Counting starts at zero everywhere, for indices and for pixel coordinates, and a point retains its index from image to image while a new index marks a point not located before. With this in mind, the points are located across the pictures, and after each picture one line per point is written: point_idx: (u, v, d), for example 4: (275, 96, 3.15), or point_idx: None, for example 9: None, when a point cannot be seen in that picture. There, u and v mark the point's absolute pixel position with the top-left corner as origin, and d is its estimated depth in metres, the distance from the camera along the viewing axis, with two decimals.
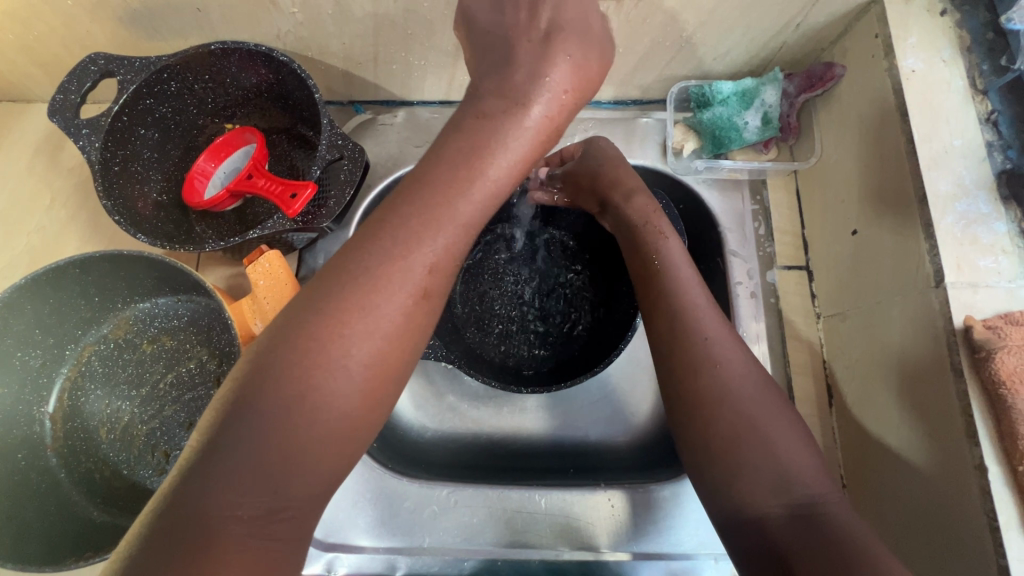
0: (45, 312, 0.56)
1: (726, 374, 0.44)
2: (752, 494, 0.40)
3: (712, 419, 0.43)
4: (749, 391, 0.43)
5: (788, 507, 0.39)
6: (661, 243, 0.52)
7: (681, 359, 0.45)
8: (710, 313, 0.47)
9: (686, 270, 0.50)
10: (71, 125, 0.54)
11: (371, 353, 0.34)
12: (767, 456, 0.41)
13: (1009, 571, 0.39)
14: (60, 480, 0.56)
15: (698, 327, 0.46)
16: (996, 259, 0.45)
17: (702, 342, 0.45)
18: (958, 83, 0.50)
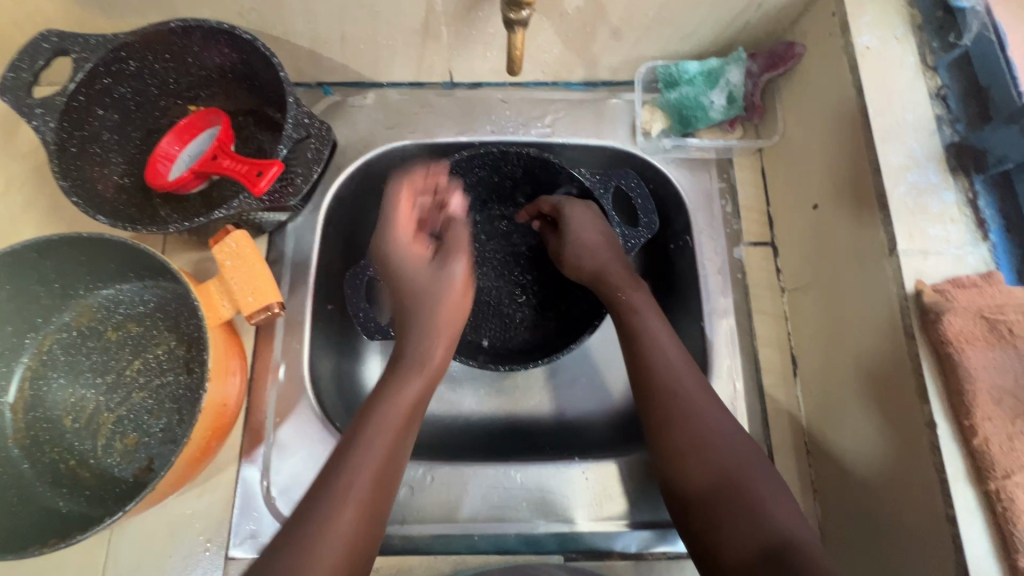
0: (1, 300, 0.54)
1: (700, 426, 0.49)
2: (730, 542, 0.43)
3: (693, 472, 0.47)
4: (730, 445, 0.48)
5: (759, 552, 0.41)
6: (637, 315, 0.57)
7: (659, 418, 0.51)
8: (690, 375, 0.53)
9: (667, 336, 0.56)
10: (23, 104, 0.52)
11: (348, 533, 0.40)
12: (743, 508, 0.44)
13: (956, 519, 0.41)
14: (24, 471, 0.55)
15: (672, 388, 0.52)
16: (945, 228, 0.47)
17: (682, 403, 0.51)
18: (910, 61, 0.51)
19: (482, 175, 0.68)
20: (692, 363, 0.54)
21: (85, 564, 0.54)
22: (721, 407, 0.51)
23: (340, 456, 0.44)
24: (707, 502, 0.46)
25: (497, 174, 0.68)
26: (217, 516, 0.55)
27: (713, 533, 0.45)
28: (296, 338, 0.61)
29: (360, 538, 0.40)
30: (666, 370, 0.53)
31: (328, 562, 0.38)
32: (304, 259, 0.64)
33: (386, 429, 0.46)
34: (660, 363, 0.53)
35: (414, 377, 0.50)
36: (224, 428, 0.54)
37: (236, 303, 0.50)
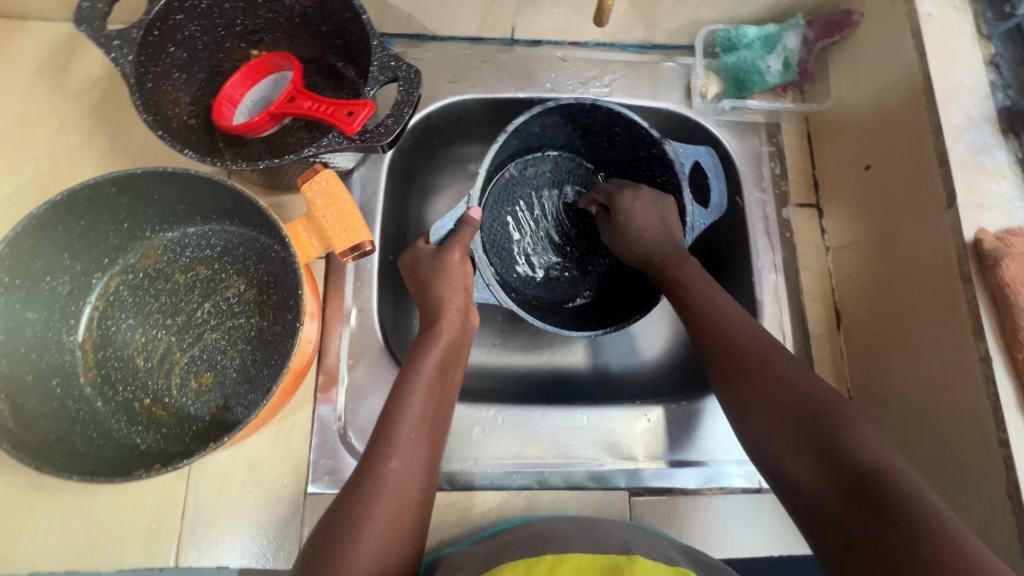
0: (74, 236, 0.54)
1: (767, 373, 0.48)
2: (804, 478, 0.43)
3: (759, 420, 0.47)
4: (804, 385, 0.46)
5: (838, 487, 0.41)
6: (683, 275, 0.58)
7: (722, 370, 0.51)
8: (745, 328, 0.52)
9: (721, 297, 0.55)
10: (100, 35, 0.51)
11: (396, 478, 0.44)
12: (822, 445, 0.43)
13: (1008, 443, 0.45)
14: (98, 409, 0.55)
15: (728, 338, 0.51)
16: (998, 183, 0.51)
17: (743, 353, 0.50)
18: (967, 29, 0.55)
19: (558, 125, 0.67)
20: (752, 320, 0.53)
21: (165, 499, 0.54)
22: (794, 356, 0.50)
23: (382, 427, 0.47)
24: (782, 445, 0.45)
25: (572, 126, 0.67)
26: (296, 454, 0.56)
27: (786, 473, 0.45)
28: (365, 285, 0.62)
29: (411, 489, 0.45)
30: (726, 325, 0.52)
31: (389, 498, 0.43)
32: (370, 207, 0.64)
33: (421, 378, 0.50)
34: (712, 319, 0.53)
35: (420, 381, 0.50)
36: (306, 369, 0.56)
37: (326, 240, 0.52)
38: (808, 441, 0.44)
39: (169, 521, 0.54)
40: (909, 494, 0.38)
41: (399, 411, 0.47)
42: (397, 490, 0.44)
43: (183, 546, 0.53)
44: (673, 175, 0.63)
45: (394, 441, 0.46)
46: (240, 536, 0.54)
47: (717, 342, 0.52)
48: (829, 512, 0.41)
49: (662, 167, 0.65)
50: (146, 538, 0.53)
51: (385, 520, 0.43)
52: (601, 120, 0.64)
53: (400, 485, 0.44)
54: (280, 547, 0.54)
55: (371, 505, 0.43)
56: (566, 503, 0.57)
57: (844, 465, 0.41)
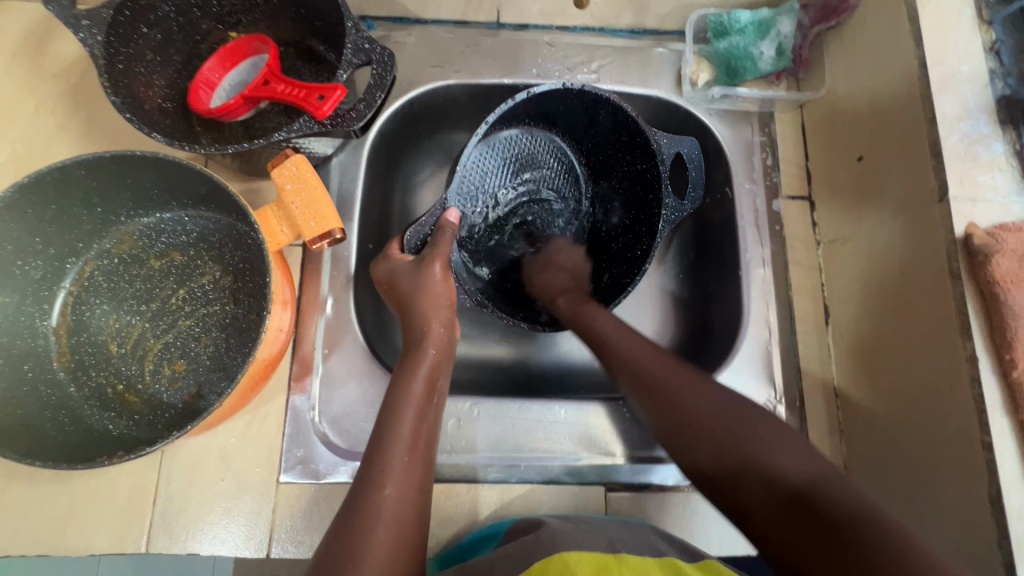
0: (45, 220, 0.53)
1: (686, 402, 0.49)
2: (755, 505, 0.43)
3: (694, 450, 0.47)
4: (712, 413, 0.47)
5: (785, 506, 0.41)
6: (592, 308, 0.58)
7: (652, 405, 0.50)
8: (653, 358, 0.52)
9: (629, 331, 0.55)
10: (69, 15, 0.50)
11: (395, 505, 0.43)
12: (755, 466, 0.44)
13: (991, 446, 0.44)
14: (71, 394, 0.54)
15: (649, 370, 0.52)
16: (993, 176, 0.49)
17: (659, 383, 0.50)
18: (967, 13, 0.52)
19: (555, 104, 0.63)
20: (663, 351, 0.54)
21: (137, 486, 0.54)
22: (707, 377, 0.51)
23: (375, 450, 0.46)
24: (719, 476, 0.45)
25: (570, 106, 0.63)
26: (269, 443, 0.56)
27: (737, 501, 0.44)
28: (342, 274, 0.61)
29: (409, 514, 0.44)
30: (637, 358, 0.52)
31: (388, 526, 0.42)
32: (349, 194, 0.63)
33: (411, 399, 0.49)
34: (628, 353, 0.53)
35: (408, 406, 0.48)
36: (278, 358, 0.55)
37: (296, 227, 0.51)
38: (739, 470, 0.44)
39: (140, 508, 0.54)
40: (849, 502, 0.40)
41: (391, 433, 0.47)
42: (396, 516, 0.43)
43: (154, 533, 0.53)
44: (654, 166, 0.61)
45: (388, 468, 0.45)
46: (212, 524, 0.54)
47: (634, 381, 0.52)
48: (777, 531, 0.41)
49: (646, 156, 0.62)
50: (118, 524, 0.53)
51: (386, 546, 0.41)
52: (600, 105, 0.61)
53: (399, 506, 0.44)
54: (251, 536, 0.54)
55: (370, 533, 0.41)
56: (540, 497, 0.57)
57: (777, 484, 0.42)
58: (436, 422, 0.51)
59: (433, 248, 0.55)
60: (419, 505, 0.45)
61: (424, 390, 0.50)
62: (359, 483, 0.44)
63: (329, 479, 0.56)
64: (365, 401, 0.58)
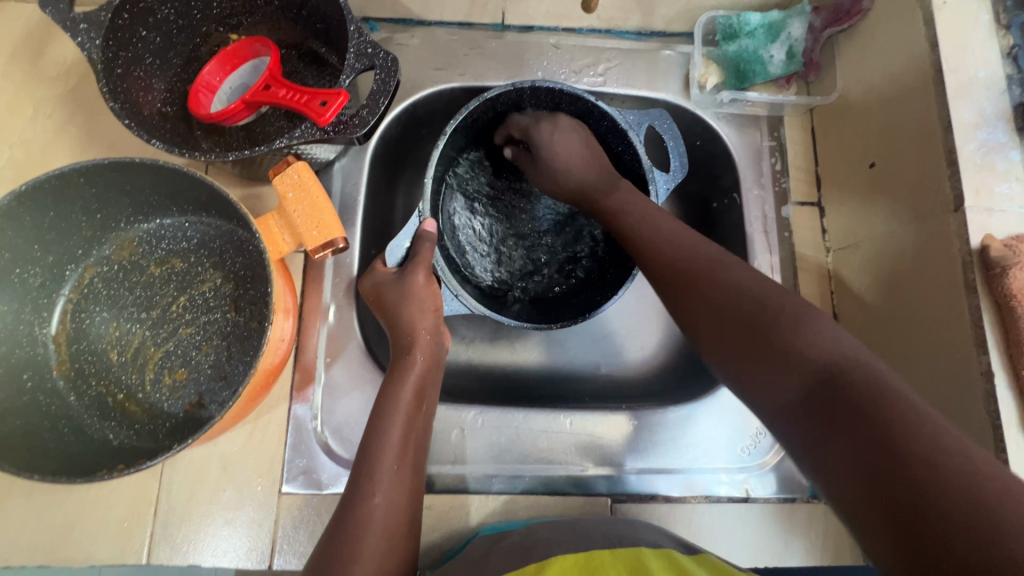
0: (44, 227, 0.52)
1: (717, 281, 0.46)
2: (769, 386, 0.41)
3: (710, 326, 0.45)
4: (749, 291, 0.44)
5: (800, 386, 0.39)
6: (620, 199, 0.55)
7: (674, 289, 0.48)
8: (687, 245, 0.50)
9: (658, 220, 0.53)
10: (66, 18, 0.49)
11: (384, 516, 0.43)
12: (780, 343, 0.41)
13: (1008, 463, 0.43)
14: (71, 404, 0.54)
15: (674, 253, 0.49)
16: (1010, 186, 0.47)
17: (687, 270, 0.48)
18: (984, 17, 0.51)
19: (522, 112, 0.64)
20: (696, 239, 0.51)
21: (138, 495, 0.54)
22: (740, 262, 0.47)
23: (364, 459, 0.46)
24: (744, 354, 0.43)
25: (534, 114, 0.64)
26: (271, 453, 0.55)
27: (749, 381, 0.42)
28: (344, 281, 0.60)
29: (398, 524, 0.43)
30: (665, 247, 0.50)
31: (377, 537, 0.42)
32: (352, 199, 0.62)
33: (400, 407, 0.48)
34: (652, 241, 0.51)
35: (396, 413, 0.48)
36: (279, 368, 0.54)
37: (298, 236, 0.50)
38: (762, 346, 0.41)
39: (141, 518, 0.53)
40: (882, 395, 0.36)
41: (379, 443, 0.46)
42: (384, 527, 0.43)
43: (155, 543, 0.53)
44: (628, 143, 0.59)
45: (376, 477, 0.44)
46: (214, 535, 0.53)
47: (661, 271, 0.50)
48: (790, 420, 0.39)
49: (619, 137, 0.60)
50: (119, 535, 0.53)
51: (373, 561, 0.41)
52: (563, 103, 0.61)
53: (389, 517, 0.43)
54: (253, 546, 0.54)
55: (359, 544, 0.41)
56: (545, 507, 0.56)
57: (803, 363, 0.39)
58: (427, 429, 0.50)
59: (414, 260, 0.54)
60: (408, 515, 0.45)
61: (415, 394, 0.49)
62: (349, 496, 0.44)
63: (331, 489, 0.55)
64: (368, 409, 0.57)
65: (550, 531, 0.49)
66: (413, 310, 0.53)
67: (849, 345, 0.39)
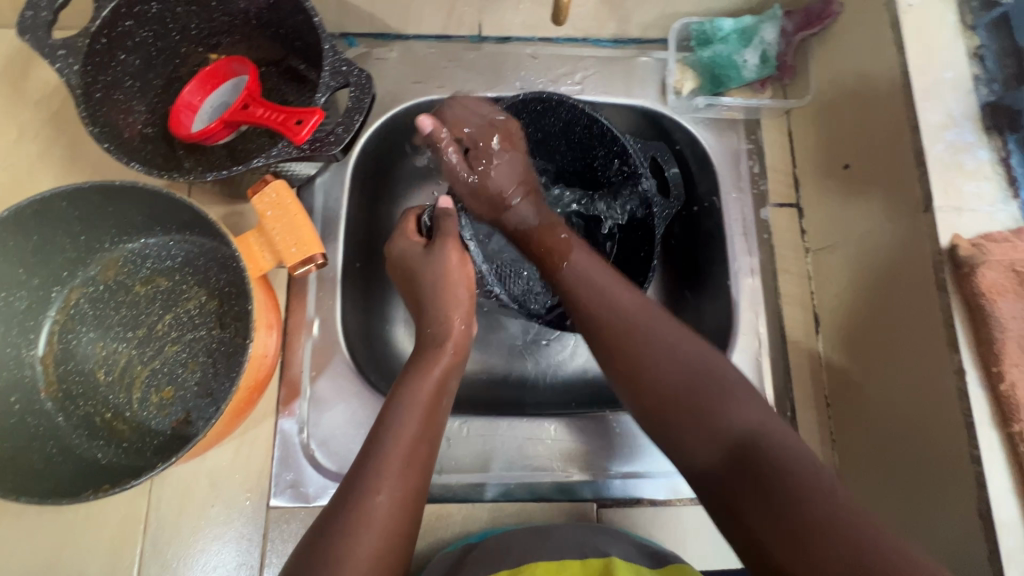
0: (28, 251, 0.53)
1: (654, 343, 0.46)
2: (693, 453, 0.43)
3: (643, 389, 0.46)
4: (700, 359, 0.45)
5: (723, 455, 0.41)
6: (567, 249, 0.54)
7: (614, 344, 0.48)
8: (653, 317, 0.48)
9: (621, 294, 0.50)
10: (45, 46, 0.50)
11: (387, 513, 0.42)
12: (707, 419, 0.43)
13: (980, 460, 0.43)
14: (59, 425, 0.54)
15: (616, 307, 0.49)
16: (979, 185, 0.48)
17: (627, 325, 0.48)
18: (950, 19, 0.51)
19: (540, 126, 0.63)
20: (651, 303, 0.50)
21: (127, 513, 0.54)
22: (679, 324, 0.48)
23: (373, 447, 0.45)
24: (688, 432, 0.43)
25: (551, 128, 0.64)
26: (258, 467, 0.56)
27: (675, 445, 0.44)
28: (328, 295, 0.61)
29: (401, 520, 0.42)
30: (612, 309, 0.49)
31: (376, 532, 0.41)
32: (334, 214, 0.63)
33: (418, 398, 0.48)
34: (595, 299, 0.50)
35: (414, 404, 0.47)
36: (263, 383, 0.55)
37: (278, 253, 0.51)
38: (703, 421, 0.43)
39: (130, 536, 0.54)
40: (793, 471, 0.39)
41: (391, 433, 0.45)
42: (386, 525, 0.41)
43: (145, 560, 0.53)
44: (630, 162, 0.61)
45: (384, 471, 0.43)
46: (203, 550, 0.54)
47: (608, 333, 0.48)
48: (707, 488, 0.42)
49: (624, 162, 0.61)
50: (108, 553, 0.53)
51: (369, 556, 0.40)
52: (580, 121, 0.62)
53: (392, 513, 0.42)
54: (243, 561, 0.54)
55: (355, 540, 0.40)
56: (531, 515, 0.57)
57: (719, 437, 0.42)
58: (443, 422, 0.50)
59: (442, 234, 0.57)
60: (413, 515, 0.43)
61: (432, 387, 0.49)
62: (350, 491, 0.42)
63: (319, 502, 0.56)
64: (354, 421, 0.58)
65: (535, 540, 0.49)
66: (446, 296, 0.55)
67: (762, 421, 0.42)
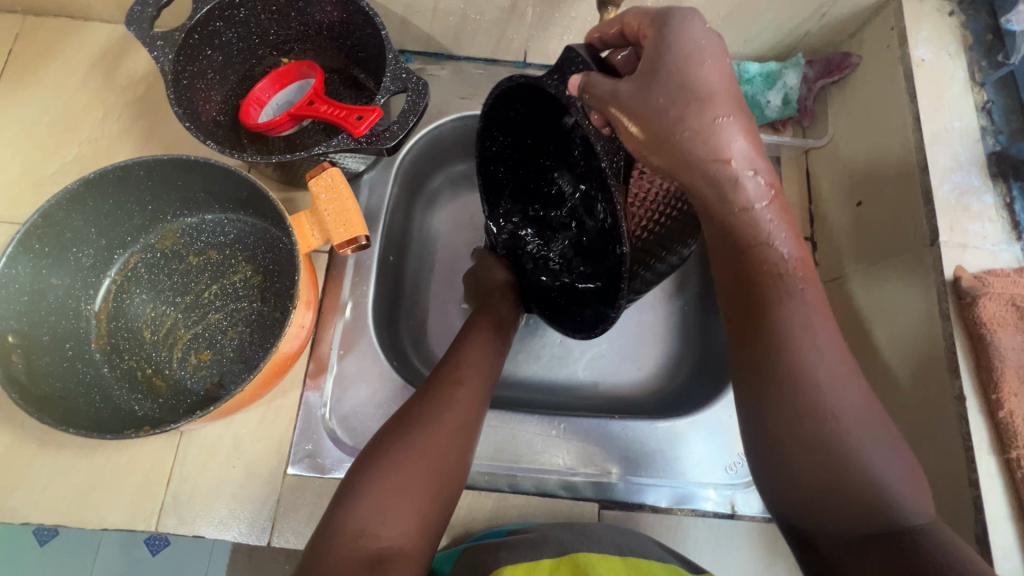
0: (102, 213, 0.59)
1: (827, 390, 0.39)
2: (834, 520, 0.38)
3: (786, 438, 0.39)
4: (848, 417, 0.39)
5: (870, 532, 0.37)
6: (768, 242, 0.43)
7: (770, 373, 0.40)
8: (821, 349, 0.40)
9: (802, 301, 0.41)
10: (146, 35, 0.56)
11: (466, 400, 0.50)
12: (871, 484, 0.38)
13: (978, 483, 0.45)
14: (104, 375, 0.58)
15: (802, 343, 0.40)
16: (983, 226, 0.51)
17: (795, 365, 0.39)
18: (959, 75, 0.56)
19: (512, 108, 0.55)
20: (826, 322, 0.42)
21: (154, 465, 0.57)
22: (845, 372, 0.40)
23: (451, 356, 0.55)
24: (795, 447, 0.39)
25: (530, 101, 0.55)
26: (280, 437, 0.59)
27: (805, 510, 0.39)
28: (363, 281, 0.65)
29: (473, 408, 0.50)
30: (792, 350, 0.40)
31: (456, 408, 0.49)
32: (376, 207, 0.68)
33: (486, 328, 0.58)
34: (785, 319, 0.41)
35: (484, 329, 0.58)
36: (296, 356, 0.58)
37: (327, 232, 0.56)
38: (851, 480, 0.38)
39: (154, 487, 0.57)
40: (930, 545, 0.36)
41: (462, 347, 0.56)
42: (467, 403, 0.50)
43: (165, 512, 0.56)
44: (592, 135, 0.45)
45: (461, 364, 0.53)
46: (219, 510, 0.56)
47: (786, 373, 0.39)
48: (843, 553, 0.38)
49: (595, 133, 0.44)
50: (132, 502, 0.56)
51: (452, 421, 0.48)
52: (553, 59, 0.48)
53: (470, 396, 0.51)
54: (255, 524, 0.56)
55: (442, 408, 0.49)
56: (535, 508, 0.59)
57: (866, 507, 0.37)
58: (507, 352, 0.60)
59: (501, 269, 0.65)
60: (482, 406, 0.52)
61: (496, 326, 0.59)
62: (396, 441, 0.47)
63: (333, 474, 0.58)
64: (374, 401, 0.61)
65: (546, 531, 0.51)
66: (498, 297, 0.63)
67: (902, 499, 0.38)
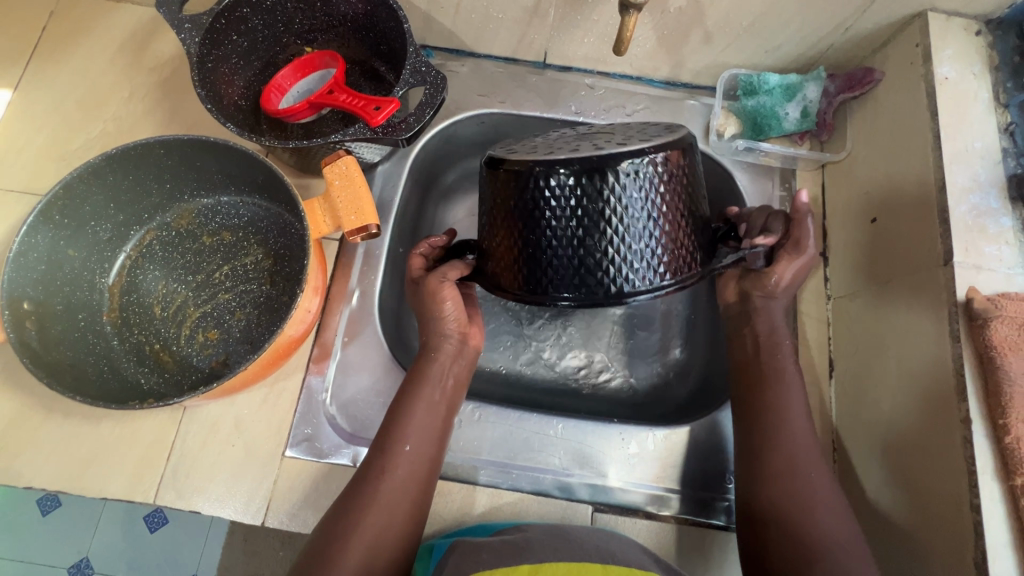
0: (121, 188, 0.60)
1: (805, 490, 0.52)
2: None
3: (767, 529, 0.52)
4: (822, 521, 0.50)
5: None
6: (782, 376, 0.58)
7: (767, 469, 0.54)
8: (808, 459, 0.54)
9: (797, 396, 0.57)
10: (175, 18, 0.58)
11: (409, 467, 0.52)
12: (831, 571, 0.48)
13: (980, 508, 0.44)
14: (113, 347, 0.59)
15: (795, 453, 0.54)
16: (1000, 248, 0.51)
17: (783, 466, 0.53)
18: (983, 95, 0.56)
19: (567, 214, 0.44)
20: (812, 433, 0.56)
21: (156, 439, 0.58)
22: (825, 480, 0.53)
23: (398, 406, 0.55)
24: (774, 502, 0.52)
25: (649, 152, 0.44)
26: (280, 418, 0.59)
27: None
28: (371, 270, 0.65)
29: (420, 469, 0.53)
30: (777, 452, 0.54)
31: (398, 472, 0.52)
32: (388, 199, 0.68)
33: (434, 378, 0.56)
34: (776, 425, 0.55)
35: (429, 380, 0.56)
36: (300, 340, 0.59)
37: (339, 219, 0.57)
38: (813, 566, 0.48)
39: (155, 461, 0.57)
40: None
41: (410, 393, 0.55)
42: (408, 466, 0.52)
43: (164, 486, 0.57)
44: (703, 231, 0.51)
45: (408, 420, 0.54)
46: (216, 488, 0.57)
47: (776, 466, 0.53)
48: None
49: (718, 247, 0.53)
50: (133, 473, 0.57)
51: (395, 484, 0.51)
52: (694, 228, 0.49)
53: (412, 459, 0.53)
54: (250, 504, 0.57)
55: (383, 475, 0.51)
56: (527, 506, 0.59)
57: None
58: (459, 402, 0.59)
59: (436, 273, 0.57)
60: (429, 466, 0.54)
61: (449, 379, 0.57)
62: (377, 449, 0.53)
63: (330, 459, 0.58)
64: (376, 389, 0.62)
65: (538, 536, 0.51)
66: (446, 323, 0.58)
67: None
